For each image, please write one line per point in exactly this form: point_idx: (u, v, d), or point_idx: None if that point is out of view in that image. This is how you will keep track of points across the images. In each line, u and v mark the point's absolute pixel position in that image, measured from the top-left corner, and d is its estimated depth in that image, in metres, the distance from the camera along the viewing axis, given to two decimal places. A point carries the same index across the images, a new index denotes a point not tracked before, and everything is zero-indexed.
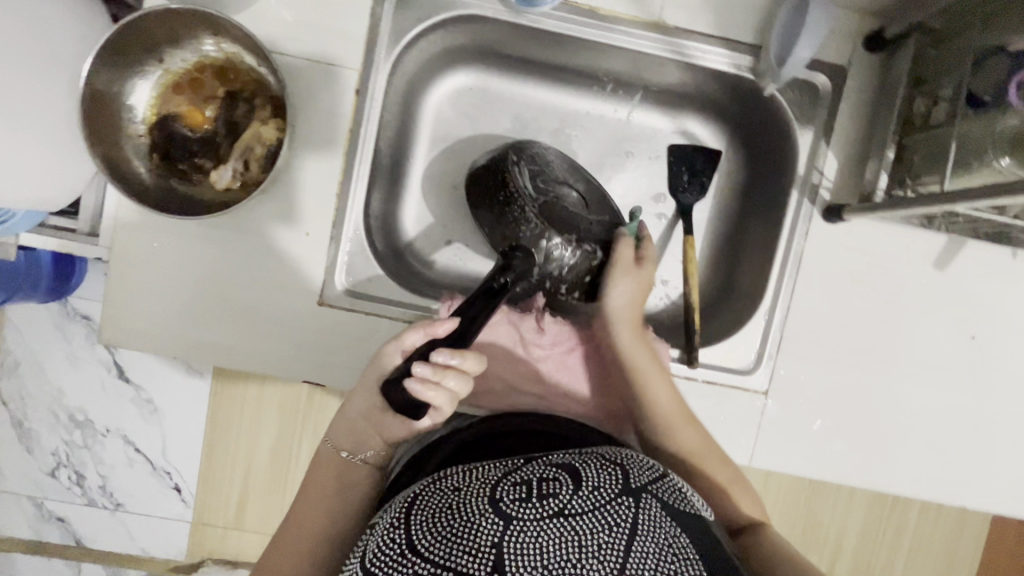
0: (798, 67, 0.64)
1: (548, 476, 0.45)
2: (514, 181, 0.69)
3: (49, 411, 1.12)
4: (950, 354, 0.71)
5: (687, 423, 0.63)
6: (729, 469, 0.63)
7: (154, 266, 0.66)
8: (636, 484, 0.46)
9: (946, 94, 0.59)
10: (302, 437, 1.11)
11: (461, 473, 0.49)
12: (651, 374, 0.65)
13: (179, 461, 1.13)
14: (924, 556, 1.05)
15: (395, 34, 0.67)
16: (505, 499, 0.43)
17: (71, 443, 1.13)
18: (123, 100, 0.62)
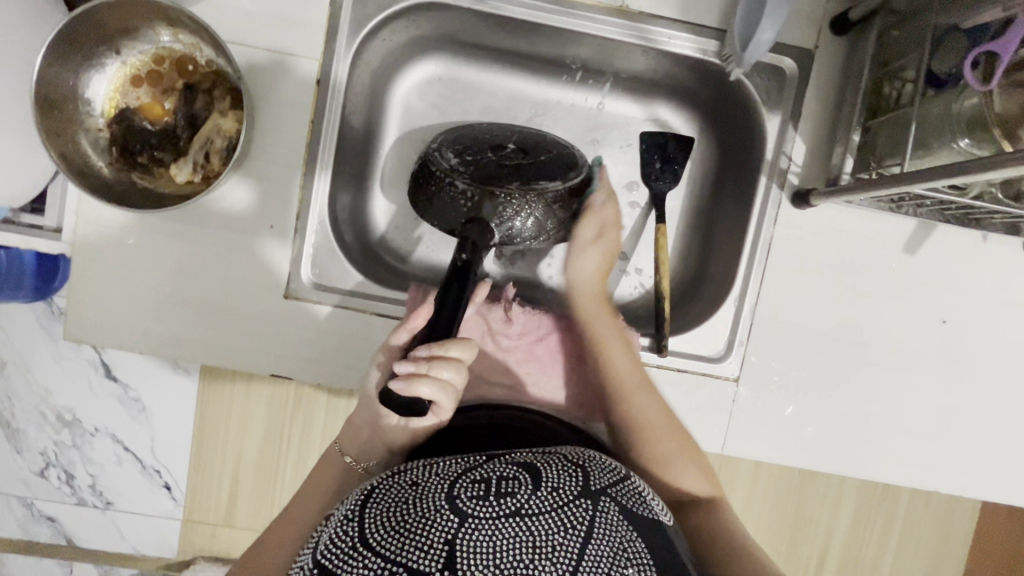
0: (762, 50, 0.62)
1: (507, 475, 0.45)
2: (439, 163, 0.67)
3: (37, 411, 1.11)
4: (922, 339, 0.70)
5: (642, 388, 0.62)
6: (662, 411, 0.61)
7: (123, 262, 0.66)
8: (596, 487, 0.46)
9: (909, 75, 0.58)
10: (287, 435, 1.11)
11: (421, 467, 0.48)
12: (611, 340, 0.66)
13: (165, 459, 1.13)
14: (911, 544, 1.05)
15: (356, 23, 0.66)
16: (462, 497, 0.42)
17: (59, 443, 1.13)
18: (80, 94, 0.62)
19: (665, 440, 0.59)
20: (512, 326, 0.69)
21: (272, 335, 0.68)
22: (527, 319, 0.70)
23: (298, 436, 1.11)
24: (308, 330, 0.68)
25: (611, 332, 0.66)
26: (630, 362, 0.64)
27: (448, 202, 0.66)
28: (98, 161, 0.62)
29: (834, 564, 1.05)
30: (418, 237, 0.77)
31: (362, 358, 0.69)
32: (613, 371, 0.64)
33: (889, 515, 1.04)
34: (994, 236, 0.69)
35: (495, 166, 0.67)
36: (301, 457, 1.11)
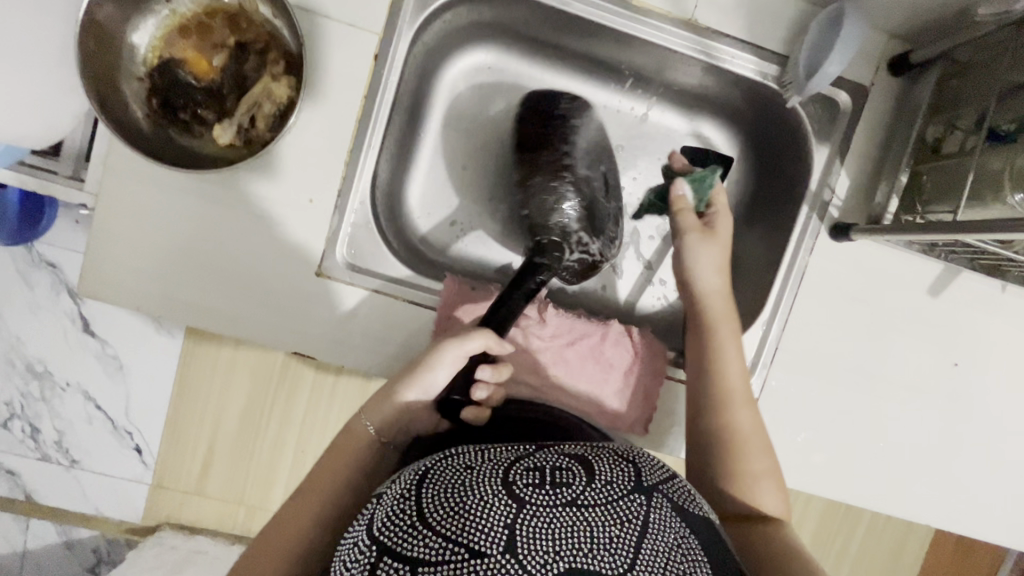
0: (825, 83, 0.64)
1: (562, 466, 0.45)
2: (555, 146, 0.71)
3: (5, 359, 1.06)
4: (932, 378, 0.73)
5: (745, 404, 0.62)
6: (771, 459, 0.60)
7: (139, 218, 0.63)
8: (648, 483, 0.46)
9: (965, 124, 0.59)
10: (272, 412, 1.06)
11: (473, 452, 0.48)
12: (726, 345, 0.64)
13: (141, 422, 1.09)
14: (868, 569, 1.08)
15: (421, 3, 0.64)
16: (520, 482, 0.42)
17: (27, 395, 1.08)
18: (124, 40, 0.58)
19: (761, 480, 0.58)
20: (545, 327, 0.69)
21: (289, 307, 0.66)
22: (560, 321, 0.70)
23: (280, 412, 1.06)
24: (333, 310, 0.66)
25: (739, 394, 0.62)
26: (755, 431, 0.61)
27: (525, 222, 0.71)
28: (137, 111, 0.58)
29: None
30: (449, 223, 0.77)
31: (385, 344, 0.68)
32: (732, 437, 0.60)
33: (849, 538, 1.06)
34: (1013, 287, 0.72)
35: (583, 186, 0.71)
36: (280, 434, 1.07)
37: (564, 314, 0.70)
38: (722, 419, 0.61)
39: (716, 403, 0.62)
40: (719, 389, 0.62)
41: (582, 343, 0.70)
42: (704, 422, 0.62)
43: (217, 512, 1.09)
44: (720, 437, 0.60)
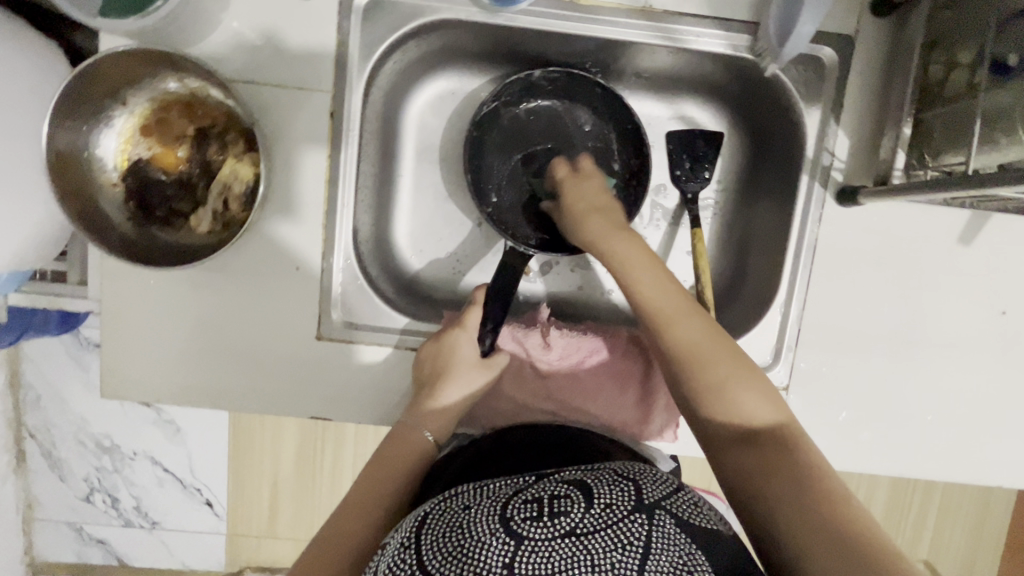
0: (802, 43, 0.58)
1: (559, 494, 0.44)
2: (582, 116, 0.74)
3: (76, 439, 1.12)
4: (978, 332, 0.67)
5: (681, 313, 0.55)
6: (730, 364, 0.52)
7: (147, 310, 0.64)
8: (649, 500, 0.44)
9: (965, 60, 0.54)
10: (324, 449, 1.12)
11: (472, 491, 0.48)
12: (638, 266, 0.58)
13: (207, 478, 1.13)
14: (951, 533, 1.02)
15: (366, 50, 0.63)
16: (517, 517, 0.41)
17: (101, 468, 1.14)
18: (91, 153, 0.59)
19: (739, 391, 0.51)
20: (550, 351, 0.68)
21: (305, 368, 0.66)
22: (565, 343, 0.68)
23: (331, 448, 1.12)
24: (342, 368, 0.66)
25: (728, 357, 0.52)
26: (763, 397, 0.51)
27: (513, 219, 0.74)
28: (117, 218, 0.60)
29: None
30: (445, 256, 0.76)
31: (399, 392, 0.67)
32: (732, 415, 0.51)
33: (924, 518, 1.01)
34: None
35: (539, 134, 0.75)
36: (336, 469, 1.13)
37: (568, 335, 0.69)
38: (723, 390, 0.51)
39: (695, 367, 0.52)
40: (689, 359, 0.53)
41: (591, 360, 0.68)
42: (692, 407, 0.53)
43: (292, 551, 1.16)
44: (715, 409, 0.52)
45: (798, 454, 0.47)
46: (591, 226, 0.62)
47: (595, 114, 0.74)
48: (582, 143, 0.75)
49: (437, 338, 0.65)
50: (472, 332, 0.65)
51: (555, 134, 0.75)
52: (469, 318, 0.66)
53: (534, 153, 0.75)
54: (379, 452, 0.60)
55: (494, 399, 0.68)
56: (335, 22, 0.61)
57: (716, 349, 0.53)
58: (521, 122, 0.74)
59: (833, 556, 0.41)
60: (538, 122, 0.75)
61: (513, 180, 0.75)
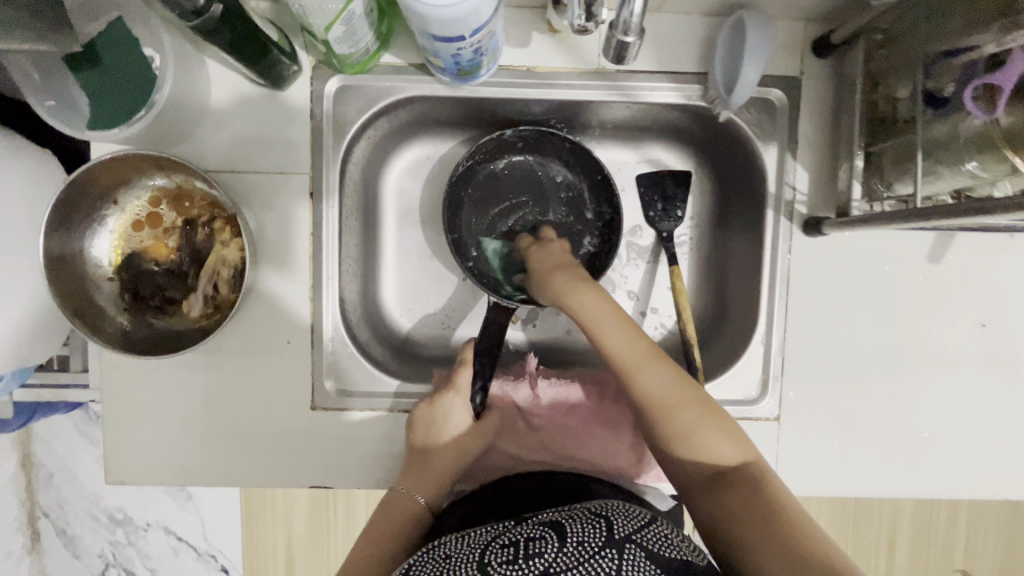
0: (750, 89, 0.61)
1: (535, 536, 0.50)
2: (554, 170, 0.77)
3: (89, 515, 1.13)
4: (960, 347, 0.68)
5: (647, 364, 0.55)
6: (695, 408, 0.54)
7: (147, 395, 0.67)
8: (619, 535, 0.49)
9: (904, 96, 0.56)
10: (335, 507, 1.10)
11: (453, 541, 0.53)
12: (606, 323, 0.57)
13: (221, 544, 1.13)
14: (982, 549, 0.99)
15: (339, 131, 0.66)
16: (494, 561, 0.47)
17: (115, 543, 1.14)
18: (85, 254, 0.62)
19: (704, 435, 0.53)
20: (540, 402, 0.69)
21: (301, 439, 0.68)
22: (553, 392, 0.69)
23: (343, 505, 1.10)
24: (337, 436, 0.68)
25: (694, 402, 0.54)
26: (728, 440, 0.53)
27: (495, 273, 0.77)
28: (112, 311, 0.63)
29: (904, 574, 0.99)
30: (432, 314, 0.78)
31: (396, 454, 0.68)
32: (703, 459, 0.53)
33: (953, 538, 0.98)
34: (1022, 232, 0.66)
35: (514, 190, 0.78)
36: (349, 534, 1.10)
37: (556, 385, 0.69)
38: (691, 436, 0.53)
39: (664, 415, 0.54)
40: (657, 407, 0.54)
41: (580, 408, 0.69)
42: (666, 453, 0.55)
43: None
44: (687, 454, 0.54)
45: (771, 496, 0.49)
46: (553, 283, 0.61)
47: (566, 166, 0.77)
48: (557, 195, 0.78)
49: (430, 402, 0.65)
50: (465, 393, 0.66)
51: (529, 188, 0.78)
52: (460, 378, 0.67)
53: (509, 208, 0.78)
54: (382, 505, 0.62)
55: (488, 455, 0.69)
56: (308, 109, 0.65)
57: (683, 396, 0.54)
58: (497, 180, 0.78)
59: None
60: (513, 179, 0.78)
61: (491, 236, 0.77)
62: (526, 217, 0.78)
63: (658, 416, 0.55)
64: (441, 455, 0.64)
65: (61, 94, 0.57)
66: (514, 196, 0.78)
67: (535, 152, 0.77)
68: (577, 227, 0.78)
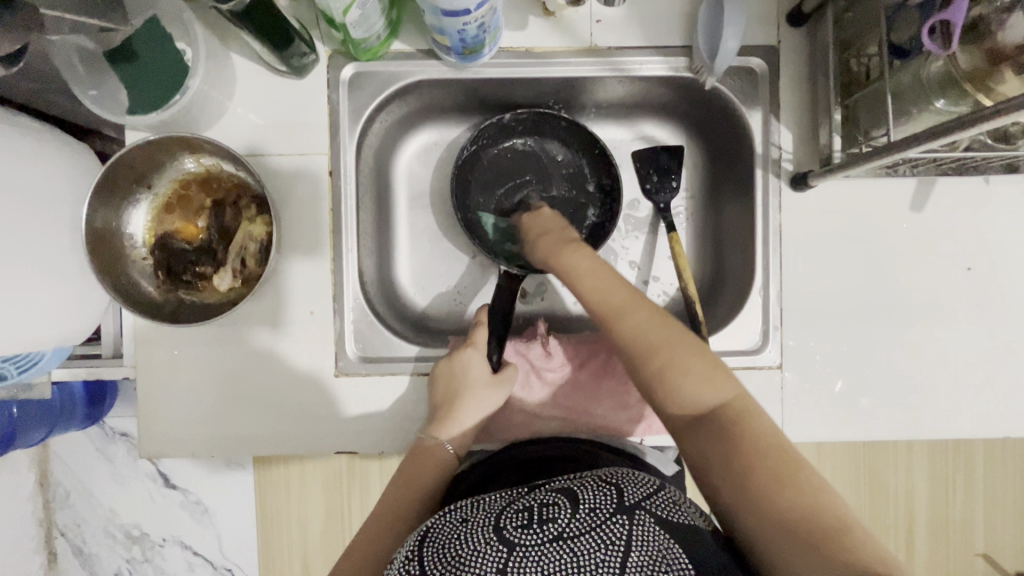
0: (730, 58, 0.66)
1: (548, 502, 0.52)
2: (554, 149, 0.82)
3: (106, 533, 1.14)
4: (949, 289, 0.72)
5: (626, 309, 0.56)
6: (674, 352, 0.53)
7: (179, 369, 0.70)
8: (630, 501, 0.51)
9: (873, 50, 0.61)
10: (352, 509, 1.10)
11: (469, 505, 0.55)
12: (590, 272, 0.60)
13: (237, 556, 1.14)
14: (1001, 508, 0.99)
15: (354, 114, 0.72)
16: (510, 526, 0.50)
17: (131, 560, 1.15)
18: (123, 231, 0.66)
19: (685, 378, 0.52)
20: (552, 360, 0.73)
21: (325, 405, 0.71)
22: (564, 350, 0.73)
23: (359, 507, 1.10)
24: (359, 402, 0.71)
25: (676, 345, 0.53)
26: (707, 381, 0.52)
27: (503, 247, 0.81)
28: (148, 287, 0.67)
29: (926, 539, 0.99)
30: (446, 289, 0.82)
31: (416, 417, 0.71)
32: (683, 400, 0.53)
33: (969, 502, 0.99)
34: (997, 177, 0.71)
35: (517, 170, 0.83)
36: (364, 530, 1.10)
37: (568, 342, 0.74)
38: (670, 379, 0.53)
39: (646, 358, 0.54)
40: (639, 350, 0.54)
41: (590, 364, 0.72)
42: (652, 396, 0.55)
43: None
44: (669, 396, 0.54)
45: (752, 435, 0.49)
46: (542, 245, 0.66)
47: (565, 145, 0.82)
48: (557, 174, 0.83)
49: (450, 358, 0.70)
50: (484, 348, 0.71)
51: (531, 167, 0.83)
52: (478, 335, 0.72)
53: (514, 187, 0.82)
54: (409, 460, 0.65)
55: (505, 413, 0.72)
56: (325, 95, 0.71)
57: (666, 336, 0.54)
58: (500, 161, 0.82)
59: (778, 539, 0.45)
60: (516, 160, 0.83)
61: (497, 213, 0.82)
62: (530, 194, 0.83)
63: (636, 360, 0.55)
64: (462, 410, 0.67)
65: (101, 84, 0.62)
66: (517, 175, 0.83)
67: (535, 132, 0.82)
68: (578, 201, 0.83)
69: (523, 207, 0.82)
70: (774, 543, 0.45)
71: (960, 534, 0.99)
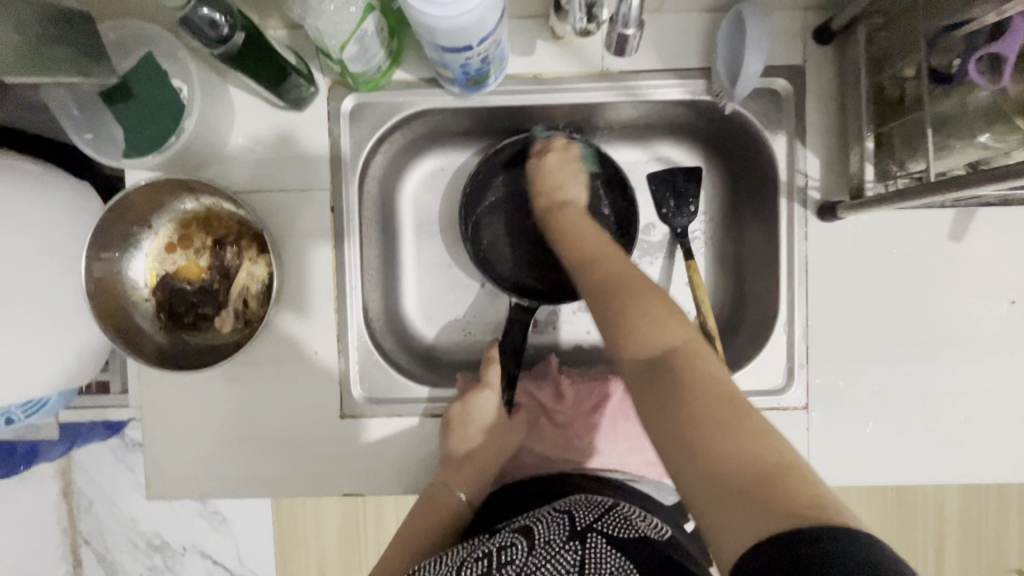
0: (753, 80, 0.62)
1: (506, 543, 0.51)
2: None
3: (129, 541, 1.12)
4: (990, 325, 0.67)
5: (622, 263, 0.58)
6: (654, 294, 0.52)
7: (182, 413, 0.69)
8: (581, 526, 0.50)
9: (910, 74, 0.56)
10: (366, 525, 1.10)
11: (431, 564, 0.52)
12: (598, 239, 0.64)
13: (256, 565, 1.12)
14: None
15: (356, 147, 0.69)
16: (471, 575, 0.48)
17: (154, 568, 1.13)
18: (125, 276, 0.65)
19: (655, 320, 0.49)
20: (564, 400, 0.70)
21: (331, 447, 0.69)
22: (577, 390, 0.70)
23: (374, 522, 1.10)
24: (367, 444, 0.69)
25: (647, 296, 0.52)
26: (668, 324, 0.48)
27: (513, 275, 0.78)
28: (151, 329, 0.66)
29: (955, 572, 0.95)
30: (454, 320, 0.79)
31: (424, 459, 0.69)
32: (644, 344, 0.48)
33: (1003, 534, 0.94)
34: None
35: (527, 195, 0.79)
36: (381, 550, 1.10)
37: (578, 380, 0.70)
38: (637, 322, 0.50)
39: (616, 303, 0.52)
40: (616, 292, 0.54)
41: (604, 405, 0.69)
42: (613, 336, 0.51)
43: None
44: (630, 339, 0.49)
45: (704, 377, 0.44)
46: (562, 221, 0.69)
47: (577, 168, 0.79)
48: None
49: (465, 400, 0.67)
50: (499, 389, 0.68)
51: None
52: (492, 374, 0.69)
53: (524, 213, 0.79)
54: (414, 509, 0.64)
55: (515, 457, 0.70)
56: (326, 128, 0.68)
57: (642, 286, 0.53)
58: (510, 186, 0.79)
59: (738, 517, 0.36)
60: (527, 183, 0.79)
61: (507, 241, 0.79)
62: (541, 221, 0.79)
63: (613, 301, 0.53)
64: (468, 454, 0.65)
65: (98, 127, 0.61)
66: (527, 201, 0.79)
67: None
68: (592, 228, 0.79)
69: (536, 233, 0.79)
70: (709, 484, 0.39)
71: (995, 566, 0.95)
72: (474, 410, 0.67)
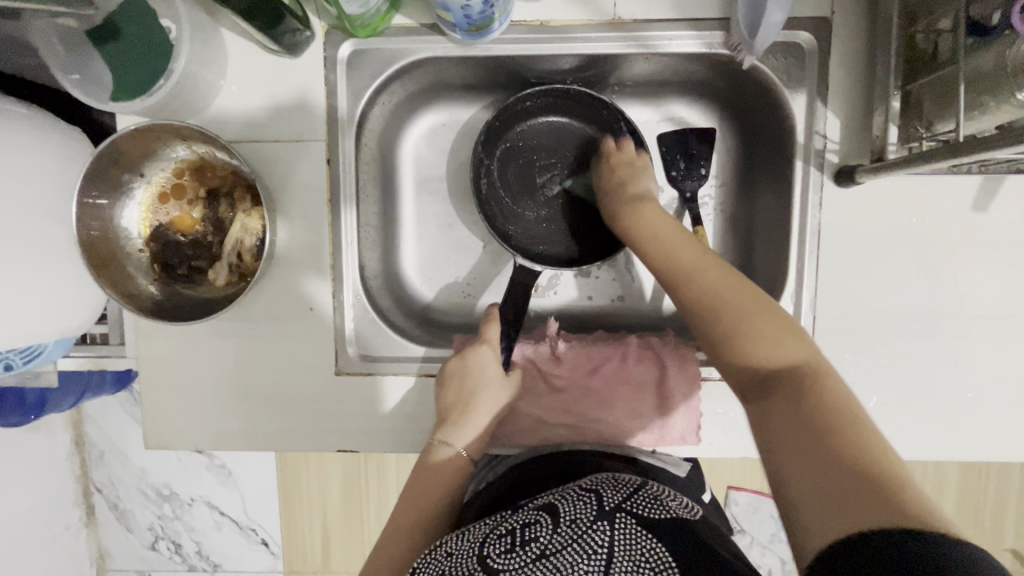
0: (773, 33, 0.58)
1: (530, 521, 0.50)
2: (575, 133, 0.76)
3: (137, 489, 1.14)
4: (1009, 298, 0.64)
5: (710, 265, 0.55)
6: (750, 302, 0.50)
7: (178, 365, 0.69)
8: (609, 506, 0.50)
9: (946, 26, 0.52)
10: (368, 479, 1.12)
11: (453, 537, 0.52)
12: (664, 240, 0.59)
13: (260, 517, 1.14)
14: None
15: (353, 96, 0.66)
16: (493, 553, 0.47)
17: (163, 516, 1.15)
18: (117, 226, 0.64)
19: (763, 334, 0.48)
20: (561, 364, 0.69)
21: (327, 403, 0.69)
22: (574, 354, 0.69)
23: (375, 476, 1.12)
24: (363, 401, 0.69)
25: (747, 303, 0.50)
26: (782, 344, 0.47)
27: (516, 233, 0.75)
28: (144, 281, 0.65)
29: None
30: (453, 281, 0.78)
31: (419, 418, 0.69)
32: (756, 359, 0.48)
33: (1001, 512, 0.94)
34: None
35: (535, 153, 0.76)
36: (381, 501, 1.13)
37: (579, 347, 0.69)
38: (743, 335, 0.49)
39: (740, 338, 0.49)
40: (713, 307, 0.52)
41: (603, 369, 0.68)
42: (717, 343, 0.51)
43: None
44: (740, 354, 0.49)
45: (818, 399, 0.42)
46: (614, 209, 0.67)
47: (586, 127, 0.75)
48: (580, 159, 0.76)
49: (461, 356, 0.66)
50: (496, 346, 0.68)
51: (550, 151, 0.76)
52: (491, 332, 0.68)
53: (531, 171, 0.76)
54: (417, 475, 0.62)
55: (511, 420, 0.69)
56: (322, 76, 0.65)
57: (737, 297, 0.51)
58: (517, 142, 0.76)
59: (836, 521, 0.35)
60: (536, 142, 0.76)
61: (511, 197, 0.76)
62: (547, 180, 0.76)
63: (711, 314, 0.52)
64: (466, 414, 0.64)
65: (84, 67, 0.58)
66: (534, 158, 0.76)
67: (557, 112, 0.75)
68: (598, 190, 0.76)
69: (542, 192, 0.76)
70: (803, 494, 0.38)
71: (991, 543, 0.94)
72: (472, 370, 0.66)
